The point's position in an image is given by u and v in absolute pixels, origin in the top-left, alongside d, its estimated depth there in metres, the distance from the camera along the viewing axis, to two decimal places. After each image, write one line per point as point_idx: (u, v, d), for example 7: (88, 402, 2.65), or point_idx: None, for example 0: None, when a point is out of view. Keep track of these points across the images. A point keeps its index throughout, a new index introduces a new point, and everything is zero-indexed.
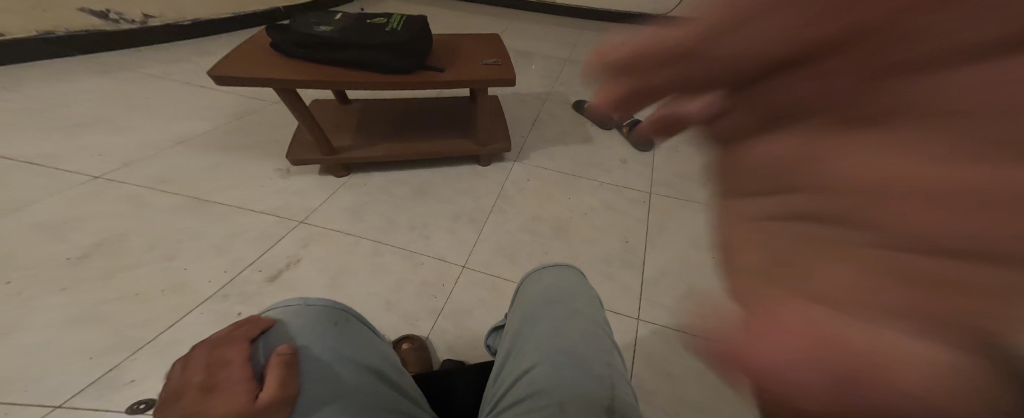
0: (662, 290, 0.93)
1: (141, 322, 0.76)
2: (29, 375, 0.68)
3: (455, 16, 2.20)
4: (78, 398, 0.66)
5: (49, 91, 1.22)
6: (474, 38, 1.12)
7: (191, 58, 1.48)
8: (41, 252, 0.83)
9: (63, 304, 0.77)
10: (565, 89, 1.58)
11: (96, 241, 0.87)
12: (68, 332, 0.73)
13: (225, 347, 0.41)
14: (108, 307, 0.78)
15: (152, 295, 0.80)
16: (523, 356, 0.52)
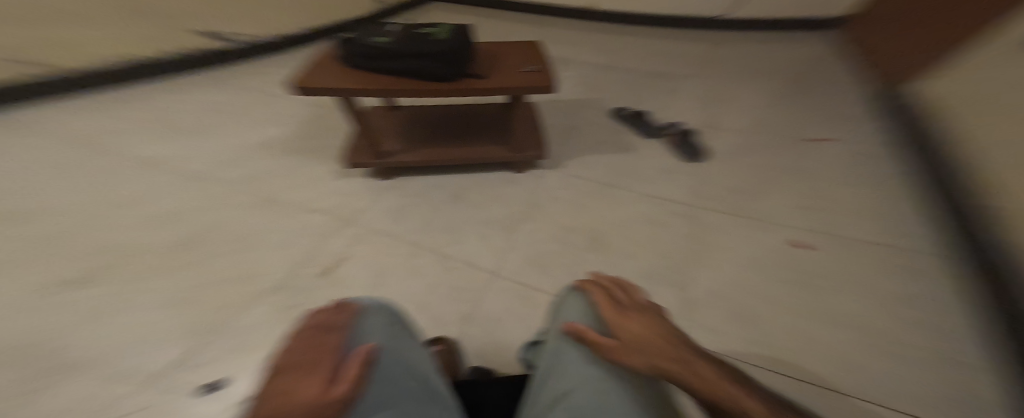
0: (716, 310, 0.82)
1: (221, 307, 0.82)
2: (133, 348, 0.74)
3: (498, 29, 2.26)
4: (163, 375, 0.71)
5: (168, 104, 1.43)
6: (512, 46, 1.13)
7: (267, 70, 1.67)
8: (151, 239, 0.96)
9: (163, 287, 0.86)
10: (603, 98, 1.54)
11: (193, 234, 0.98)
12: (166, 313, 0.81)
13: (323, 332, 0.40)
14: (198, 292, 0.85)
15: (228, 283, 0.87)
16: (561, 375, 0.42)
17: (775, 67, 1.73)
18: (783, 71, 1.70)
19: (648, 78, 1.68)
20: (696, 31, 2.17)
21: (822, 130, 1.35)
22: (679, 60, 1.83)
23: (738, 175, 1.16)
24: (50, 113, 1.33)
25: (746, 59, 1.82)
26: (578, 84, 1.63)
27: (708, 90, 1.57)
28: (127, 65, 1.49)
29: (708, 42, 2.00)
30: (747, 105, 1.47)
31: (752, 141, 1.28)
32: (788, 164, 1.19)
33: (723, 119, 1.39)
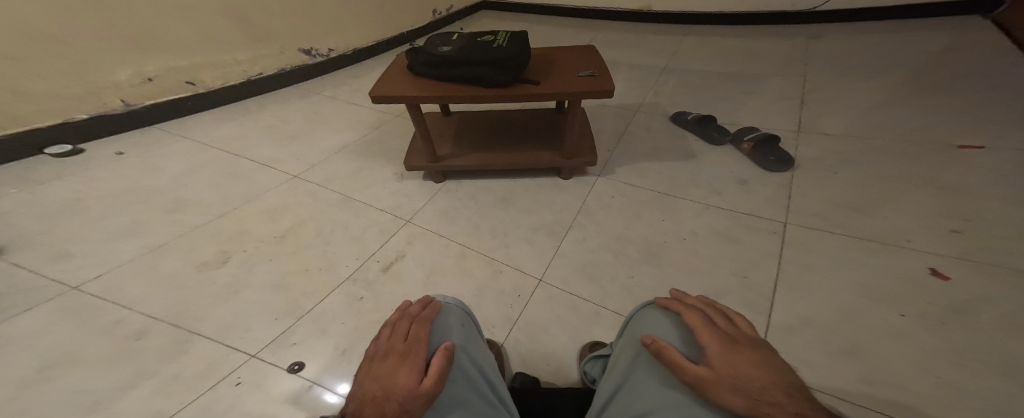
0: (804, 341, 0.71)
1: (309, 293, 0.91)
2: (241, 327, 0.83)
3: (555, 37, 2.26)
4: (264, 351, 0.79)
5: (269, 107, 1.59)
6: (571, 51, 1.07)
7: (347, 80, 1.86)
8: (259, 231, 1.04)
9: (263, 271, 0.95)
10: (662, 101, 1.43)
11: (288, 226, 1.06)
12: (270, 296, 0.89)
13: (415, 325, 0.45)
14: (290, 279, 0.93)
15: (312, 272, 0.95)
16: (638, 399, 0.40)
17: (885, 58, 1.46)
18: (894, 63, 1.43)
19: (717, 79, 1.53)
20: (779, 26, 1.94)
21: (963, 131, 1.07)
22: (756, 58, 1.64)
23: (833, 186, 0.98)
24: (198, 117, 1.49)
25: (844, 52, 1.56)
26: (633, 87, 1.55)
27: (791, 89, 1.38)
28: (260, 76, 1.65)
29: (794, 36, 1.77)
30: (844, 104, 1.26)
31: (853, 147, 1.08)
32: (907, 174, 0.98)
33: (816, 122, 1.19)
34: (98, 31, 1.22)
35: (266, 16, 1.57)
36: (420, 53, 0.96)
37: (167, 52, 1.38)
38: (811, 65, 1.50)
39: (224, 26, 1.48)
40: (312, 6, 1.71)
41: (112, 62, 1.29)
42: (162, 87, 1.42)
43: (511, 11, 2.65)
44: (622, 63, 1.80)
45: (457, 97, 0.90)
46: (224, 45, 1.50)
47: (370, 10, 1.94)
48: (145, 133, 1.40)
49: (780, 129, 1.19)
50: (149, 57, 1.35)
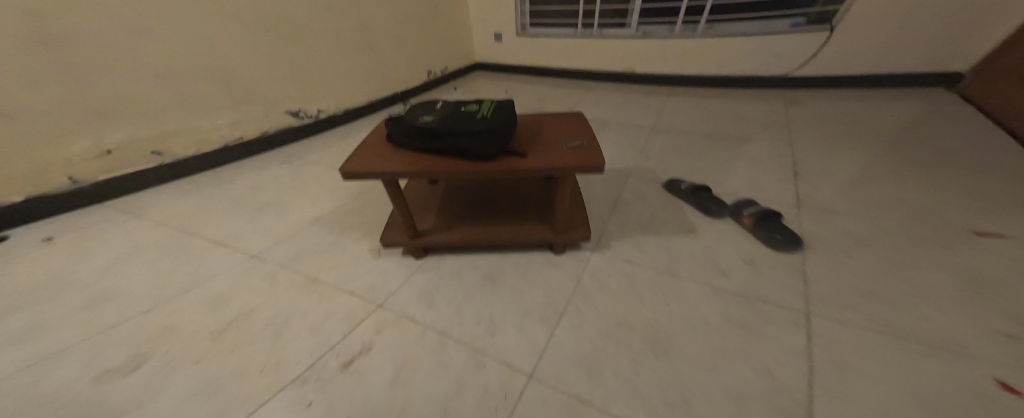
0: None
1: (239, 403, 0.75)
2: None
3: (540, 100, 2.30)
4: None
5: (243, 174, 1.51)
6: (558, 117, 1.01)
7: (330, 141, 1.81)
8: (195, 324, 0.90)
9: (187, 374, 0.80)
10: (651, 165, 1.38)
11: (236, 314, 0.93)
12: (190, 409, 0.74)
13: None
14: (220, 385, 0.78)
15: (252, 374, 0.80)
16: None
17: (867, 121, 1.47)
18: (883, 129, 1.40)
19: (704, 142, 1.50)
20: (757, 91, 1.99)
21: (977, 212, 0.99)
22: (740, 120, 1.63)
23: (851, 269, 0.88)
24: (160, 190, 1.39)
25: (827, 116, 1.55)
26: (620, 150, 1.52)
27: (783, 150, 1.35)
28: (237, 142, 1.58)
29: (773, 99, 1.79)
30: (839, 165, 1.23)
31: (867, 228, 0.98)
32: (923, 260, 0.88)
33: (819, 194, 1.12)
34: (54, 104, 1.15)
35: (249, 84, 1.55)
36: (398, 125, 0.88)
37: (133, 122, 1.30)
38: (798, 125, 1.51)
39: (202, 96, 1.43)
40: (299, 72, 1.71)
41: (66, 135, 1.20)
42: (123, 158, 1.33)
43: (499, 76, 2.74)
44: (608, 125, 1.79)
45: (434, 173, 0.81)
46: (199, 112, 1.44)
47: (357, 72, 1.97)
48: (97, 210, 1.28)
49: (781, 199, 1.11)
50: (112, 129, 1.27)
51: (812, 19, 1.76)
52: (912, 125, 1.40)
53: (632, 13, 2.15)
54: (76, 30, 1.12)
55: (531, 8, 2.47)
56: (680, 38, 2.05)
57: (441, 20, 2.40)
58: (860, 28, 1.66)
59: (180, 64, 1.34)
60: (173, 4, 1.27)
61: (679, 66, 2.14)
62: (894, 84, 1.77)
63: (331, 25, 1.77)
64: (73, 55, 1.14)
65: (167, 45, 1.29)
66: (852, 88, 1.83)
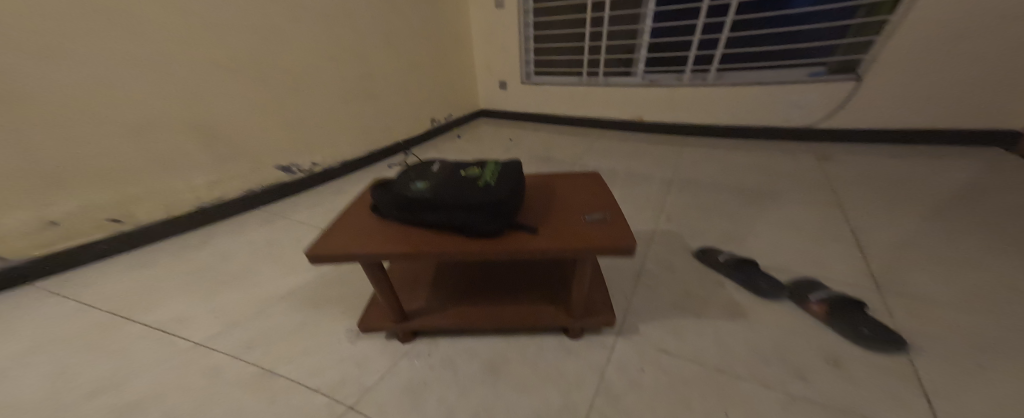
0: None
1: None
2: None
3: (545, 150, 2.19)
4: None
5: (217, 238, 1.37)
6: (575, 178, 0.85)
7: (323, 198, 1.68)
8: None
9: None
10: (677, 228, 1.21)
11: None
12: None
13: None
14: None
15: None
16: None
17: (916, 178, 1.32)
18: (942, 191, 1.22)
19: (732, 200, 1.34)
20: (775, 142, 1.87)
21: None
22: (768, 176, 1.48)
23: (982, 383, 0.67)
24: (114, 263, 1.23)
25: (867, 173, 1.39)
26: (638, 209, 1.36)
27: (828, 209, 1.19)
28: (215, 201, 1.45)
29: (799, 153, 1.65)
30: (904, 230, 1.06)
31: (966, 320, 0.78)
32: None
33: (901, 276, 0.90)
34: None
35: (238, 138, 1.45)
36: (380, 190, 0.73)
37: (95, 189, 1.18)
38: (841, 181, 1.36)
39: (179, 153, 1.31)
40: (294, 126, 1.62)
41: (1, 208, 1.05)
42: (70, 230, 1.17)
43: (503, 124, 2.68)
44: (620, 178, 1.65)
45: (419, 253, 0.64)
46: (176, 171, 1.32)
47: (356, 123, 1.89)
48: (30, 291, 1.11)
49: (846, 275, 0.92)
50: (61, 197, 1.13)
51: (833, 68, 1.69)
52: (977, 187, 1.23)
53: (639, 62, 2.11)
54: (38, 86, 1.02)
55: (534, 56, 2.45)
56: (691, 86, 1.97)
57: (445, 71, 2.38)
58: (892, 76, 1.55)
59: (159, 120, 1.24)
60: (162, 57, 1.19)
61: (691, 115, 2.05)
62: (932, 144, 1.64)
63: (332, 75, 1.71)
64: (33, 117, 1.03)
65: (142, 102, 1.19)
66: (885, 144, 1.70)
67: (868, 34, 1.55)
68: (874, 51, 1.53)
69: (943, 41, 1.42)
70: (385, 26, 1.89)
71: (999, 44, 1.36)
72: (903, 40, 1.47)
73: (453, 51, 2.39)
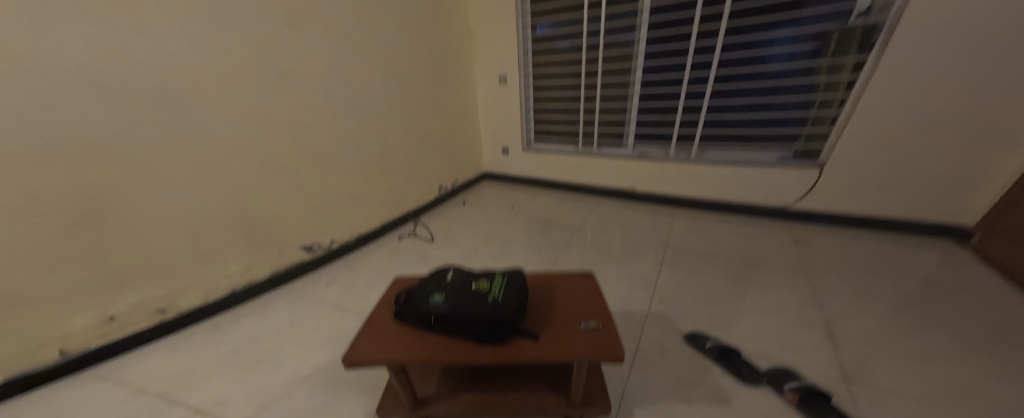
0: None
1: None
2: None
3: (545, 216, 2.34)
4: None
5: (244, 320, 1.49)
6: (573, 281, 1.00)
7: (339, 273, 1.81)
8: None
9: None
10: (668, 311, 1.34)
11: None
12: None
13: None
14: None
15: None
16: None
17: (887, 265, 1.45)
18: (909, 280, 1.36)
19: (720, 284, 1.46)
20: (759, 221, 2.03)
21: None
22: (753, 257, 1.63)
23: None
24: (155, 348, 1.35)
25: (842, 260, 1.50)
26: (632, 291, 1.50)
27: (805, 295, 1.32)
28: (246, 283, 1.59)
29: (781, 235, 1.77)
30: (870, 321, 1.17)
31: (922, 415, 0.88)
32: None
33: (868, 372, 1.00)
34: (64, 278, 1.15)
35: (271, 226, 1.62)
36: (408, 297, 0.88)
37: (148, 286, 1.32)
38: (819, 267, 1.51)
39: (223, 245, 1.48)
40: (320, 211, 1.81)
41: (72, 308, 1.19)
42: (126, 322, 1.31)
43: (506, 188, 2.88)
44: (617, 257, 1.79)
45: (440, 358, 0.76)
46: (216, 262, 1.47)
47: (373, 200, 2.08)
48: (83, 380, 1.22)
49: (819, 365, 1.03)
50: (121, 294, 1.28)
51: (799, 152, 1.87)
52: (937, 279, 1.36)
53: (628, 137, 2.32)
54: (118, 204, 1.20)
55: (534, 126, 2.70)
56: (676, 162, 2.18)
57: (453, 146, 2.62)
58: (858, 159, 1.71)
59: (209, 221, 1.41)
60: (220, 166, 1.39)
61: (679, 185, 2.23)
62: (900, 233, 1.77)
63: (355, 160, 1.93)
64: (107, 229, 1.19)
65: (199, 209, 1.37)
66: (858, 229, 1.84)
67: (823, 125, 1.75)
68: (832, 141, 1.74)
69: (894, 125, 1.59)
70: (403, 115, 2.15)
71: (941, 139, 1.54)
72: (855, 131, 1.67)
73: (461, 123, 2.66)
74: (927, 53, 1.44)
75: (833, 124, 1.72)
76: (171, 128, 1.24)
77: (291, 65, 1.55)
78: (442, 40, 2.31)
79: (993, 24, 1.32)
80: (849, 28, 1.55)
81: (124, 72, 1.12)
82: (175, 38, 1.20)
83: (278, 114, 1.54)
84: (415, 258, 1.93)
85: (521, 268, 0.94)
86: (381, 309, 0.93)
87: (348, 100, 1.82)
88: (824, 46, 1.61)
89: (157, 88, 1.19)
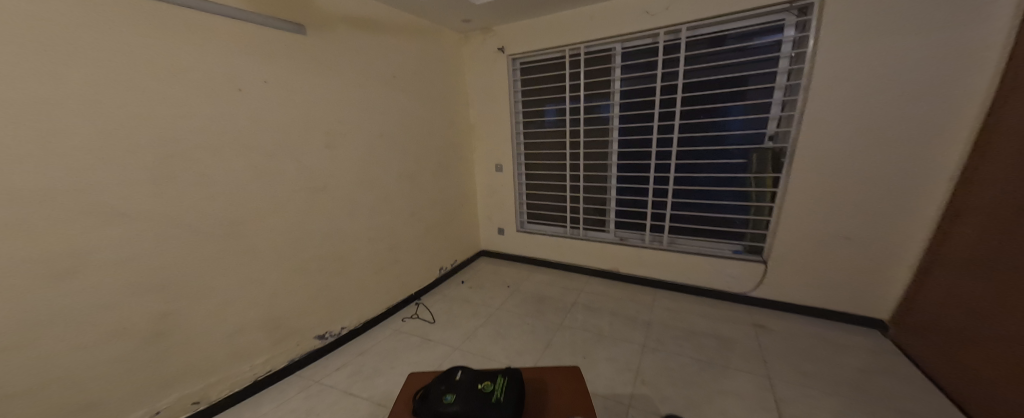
0: None
1: None
2: None
3: (539, 295, 2.54)
4: None
5: (264, 408, 1.61)
6: (561, 376, 1.26)
7: (350, 357, 1.95)
8: None
9: None
10: (649, 392, 1.56)
11: None
12: None
13: None
14: None
15: None
16: None
17: (831, 362, 1.74)
18: (845, 373, 1.66)
19: (691, 367, 1.71)
20: (728, 305, 2.29)
21: None
22: (722, 343, 1.89)
23: None
24: None
25: (793, 349, 1.83)
26: (619, 373, 1.69)
27: (764, 384, 1.60)
28: (267, 373, 1.74)
29: (743, 322, 2.07)
30: (814, 410, 1.47)
31: None
32: None
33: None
34: (127, 377, 1.34)
35: (294, 317, 1.81)
36: (430, 398, 1.12)
37: (191, 380, 1.49)
38: (777, 357, 1.78)
39: (254, 339, 1.66)
40: (337, 298, 2.01)
41: (128, 404, 1.35)
42: (167, 415, 1.45)
43: (501, 265, 3.12)
44: (605, 339, 1.97)
45: None
46: (245, 355, 1.64)
47: (383, 285, 2.29)
48: None
49: None
50: (168, 389, 1.44)
51: (749, 247, 2.24)
52: (866, 373, 1.66)
53: (610, 222, 2.66)
54: (181, 308, 1.42)
55: (528, 209, 3.04)
56: (651, 248, 2.48)
57: (454, 229, 2.91)
58: (794, 254, 2.06)
59: (246, 317, 1.62)
60: (261, 268, 1.64)
61: (657, 267, 2.50)
62: (843, 320, 2.04)
63: (371, 250, 2.18)
64: (172, 331, 1.41)
65: (240, 308, 1.59)
66: (810, 317, 2.10)
67: (762, 228, 2.14)
68: (770, 240, 2.11)
69: (814, 228, 1.97)
70: (413, 207, 2.45)
71: (850, 241, 1.92)
72: (784, 231, 2.05)
73: (462, 207, 2.98)
74: (823, 177, 1.89)
75: (769, 228, 2.11)
76: (232, 242, 1.53)
77: (326, 177, 1.87)
78: (447, 141, 2.72)
79: (861, 159, 1.80)
80: (764, 152, 2.01)
81: (202, 203, 1.43)
82: (243, 171, 1.53)
83: (311, 219, 1.83)
84: (418, 341, 2.06)
85: (517, 368, 1.21)
86: (406, 408, 1.16)
87: (369, 199, 2.13)
88: (749, 163, 2.06)
89: (226, 210, 1.50)
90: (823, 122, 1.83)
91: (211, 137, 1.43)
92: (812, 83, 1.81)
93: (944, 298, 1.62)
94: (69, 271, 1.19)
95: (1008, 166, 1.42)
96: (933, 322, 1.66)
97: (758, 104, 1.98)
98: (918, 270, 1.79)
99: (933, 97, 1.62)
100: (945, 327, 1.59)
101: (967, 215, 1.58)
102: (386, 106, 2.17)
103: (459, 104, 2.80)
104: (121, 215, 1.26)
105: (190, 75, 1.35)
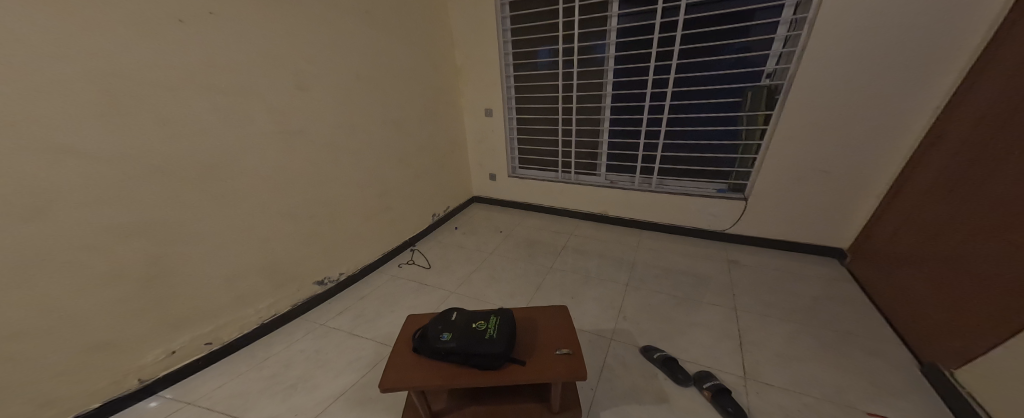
0: None
1: None
2: None
3: (531, 240, 2.63)
4: None
5: (274, 348, 1.74)
6: (550, 315, 1.37)
7: (350, 301, 2.07)
8: None
9: None
10: (629, 327, 1.72)
11: None
12: None
13: None
14: None
15: None
16: None
17: (796, 292, 1.89)
18: (806, 302, 1.82)
19: (668, 303, 1.87)
20: (709, 244, 2.41)
21: (867, 395, 1.36)
22: (699, 280, 2.03)
23: None
24: (204, 376, 1.60)
25: (759, 282, 1.98)
26: (603, 310, 1.83)
27: (734, 316, 1.76)
28: (273, 316, 1.84)
29: (720, 259, 2.21)
30: (773, 335, 1.64)
31: (785, 402, 1.35)
32: None
33: (758, 369, 1.48)
34: (139, 322, 1.43)
35: (290, 266, 1.88)
36: (430, 338, 1.21)
37: (200, 324, 1.59)
38: (747, 289, 1.93)
39: (253, 289, 1.74)
40: (331, 248, 2.06)
41: (145, 344, 1.45)
42: (183, 354, 1.56)
43: (495, 210, 3.18)
44: (591, 280, 2.09)
45: (464, 383, 1.11)
46: (249, 301, 1.73)
47: (377, 233, 2.34)
48: (151, 406, 1.46)
49: (730, 369, 1.48)
50: (179, 333, 1.53)
51: (732, 186, 2.31)
52: (824, 300, 1.82)
53: (601, 165, 2.67)
54: (176, 261, 1.47)
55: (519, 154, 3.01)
56: (640, 190, 2.53)
57: (445, 176, 2.90)
58: (776, 192, 2.13)
59: (243, 268, 1.68)
60: (248, 221, 1.66)
61: (644, 210, 2.58)
62: (813, 255, 2.18)
63: (361, 200, 2.19)
64: (173, 282, 1.48)
65: (235, 260, 1.65)
66: (783, 252, 2.24)
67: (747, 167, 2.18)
68: (754, 178, 2.16)
69: (798, 164, 2.01)
70: (400, 155, 2.41)
71: (828, 179, 1.98)
72: (769, 169, 2.09)
73: (451, 154, 2.94)
74: (812, 114, 1.88)
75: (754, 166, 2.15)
76: (212, 193, 1.52)
77: (303, 125, 1.81)
78: (432, 84, 2.59)
79: (851, 97, 1.78)
80: (760, 89, 1.96)
81: (179, 156, 1.40)
82: (214, 122, 1.48)
83: (295, 172, 1.81)
84: (415, 285, 2.17)
85: (509, 309, 1.31)
86: (409, 349, 1.25)
87: (354, 148, 2.09)
88: (743, 102, 2.03)
89: (205, 165, 1.48)
90: (823, 60, 1.76)
91: (168, 78, 1.33)
92: (818, 17, 1.70)
93: (900, 228, 1.73)
94: (46, 222, 1.18)
95: (988, 103, 1.43)
96: (885, 252, 1.80)
97: (760, 40, 1.89)
98: (880, 207, 1.89)
99: (934, 34, 1.56)
100: (894, 257, 1.73)
101: (938, 149, 1.62)
102: (362, 47, 2.02)
103: (443, 43, 2.62)
104: (89, 163, 1.23)
105: (132, 16, 1.23)
